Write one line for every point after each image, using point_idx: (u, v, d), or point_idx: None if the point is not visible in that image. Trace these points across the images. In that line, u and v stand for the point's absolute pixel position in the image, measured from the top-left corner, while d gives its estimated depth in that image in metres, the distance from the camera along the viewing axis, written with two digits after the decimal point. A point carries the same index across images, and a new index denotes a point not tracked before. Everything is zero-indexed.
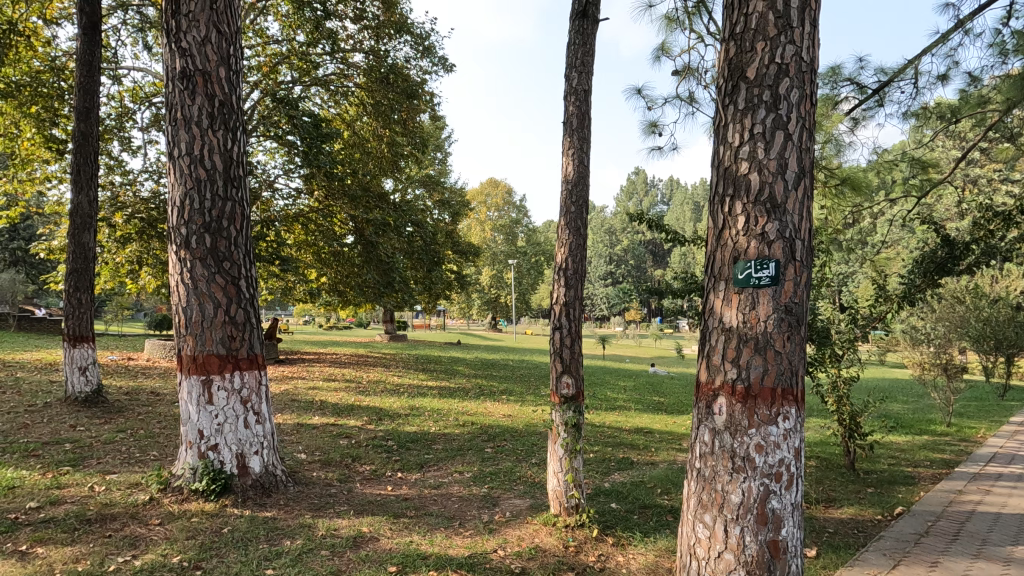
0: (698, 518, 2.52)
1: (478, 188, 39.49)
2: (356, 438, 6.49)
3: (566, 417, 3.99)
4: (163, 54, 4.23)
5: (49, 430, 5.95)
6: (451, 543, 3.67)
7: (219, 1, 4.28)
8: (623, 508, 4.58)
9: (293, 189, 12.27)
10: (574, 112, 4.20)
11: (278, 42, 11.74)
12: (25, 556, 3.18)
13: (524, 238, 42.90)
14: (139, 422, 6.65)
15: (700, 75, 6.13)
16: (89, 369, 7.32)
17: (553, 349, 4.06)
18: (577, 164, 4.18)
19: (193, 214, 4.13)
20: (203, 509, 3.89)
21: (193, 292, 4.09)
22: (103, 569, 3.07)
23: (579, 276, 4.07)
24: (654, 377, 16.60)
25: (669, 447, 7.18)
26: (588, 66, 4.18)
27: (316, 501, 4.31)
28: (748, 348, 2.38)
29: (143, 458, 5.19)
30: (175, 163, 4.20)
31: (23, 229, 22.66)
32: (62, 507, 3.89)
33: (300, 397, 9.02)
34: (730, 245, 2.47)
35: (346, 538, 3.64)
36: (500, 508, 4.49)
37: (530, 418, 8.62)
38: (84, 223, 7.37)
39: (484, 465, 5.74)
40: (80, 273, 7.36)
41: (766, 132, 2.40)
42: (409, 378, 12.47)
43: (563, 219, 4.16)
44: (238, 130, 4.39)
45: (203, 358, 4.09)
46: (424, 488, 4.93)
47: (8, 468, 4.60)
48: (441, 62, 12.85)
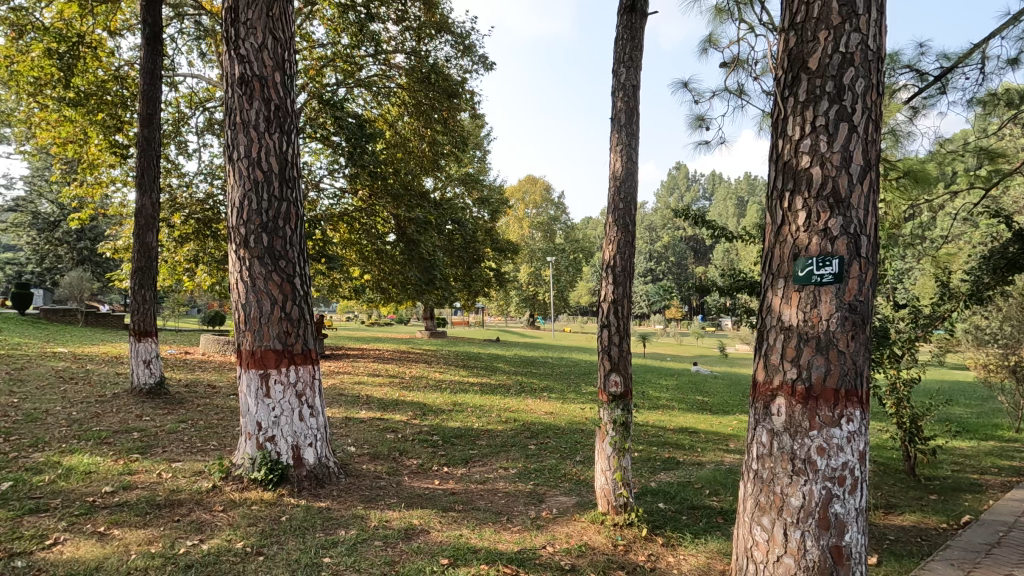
0: (755, 521, 2.47)
1: (517, 185, 39.56)
2: (402, 433, 6.63)
3: (614, 416, 3.97)
4: (223, 61, 4.40)
5: (118, 420, 6.31)
6: (500, 538, 3.71)
7: (275, 9, 4.43)
8: (671, 508, 4.52)
9: (337, 189, 12.59)
10: (621, 107, 4.15)
11: (323, 45, 12.03)
12: (104, 537, 3.39)
13: (563, 235, 42.63)
14: (198, 413, 6.97)
15: (749, 66, 5.95)
16: (153, 362, 7.74)
17: (601, 347, 4.04)
18: (625, 160, 4.14)
19: (251, 215, 4.30)
20: (262, 498, 4.06)
21: (251, 290, 4.26)
22: (174, 552, 3.25)
23: (627, 273, 4.03)
24: (697, 376, 16.24)
25: (717, 448, 7.00)
26: (637, 60, 4.13)
27: (367, 493, 4.43)
28: (809, 347, 2.31)
29: (204, 448, 5.44)
30: (234, 165, 4.37)
31: (89, 231, 23.77)
32: (134, 492, 4.13)
33: (347, 392, 9.29)
34: (790, 241, 2.41)
35: (398, 529, 3.73)
36: (547, 505, 4.50)
37: (572, 416, 8.60)
38: (148, 223, 7.77)
39: (528, 462, 5.76)
40: (144, 271, 7.75)
41: (829, 124, 2.32)
42: (450, 375, 12.61)
43: (611, 217, 4.13)
44: (292, 133, 4.54)
45: (261, 352, 4.26)
46: (471, 483, 4.99)
47: (83, 454, 4.91)
48: (481, 61, 12.89)
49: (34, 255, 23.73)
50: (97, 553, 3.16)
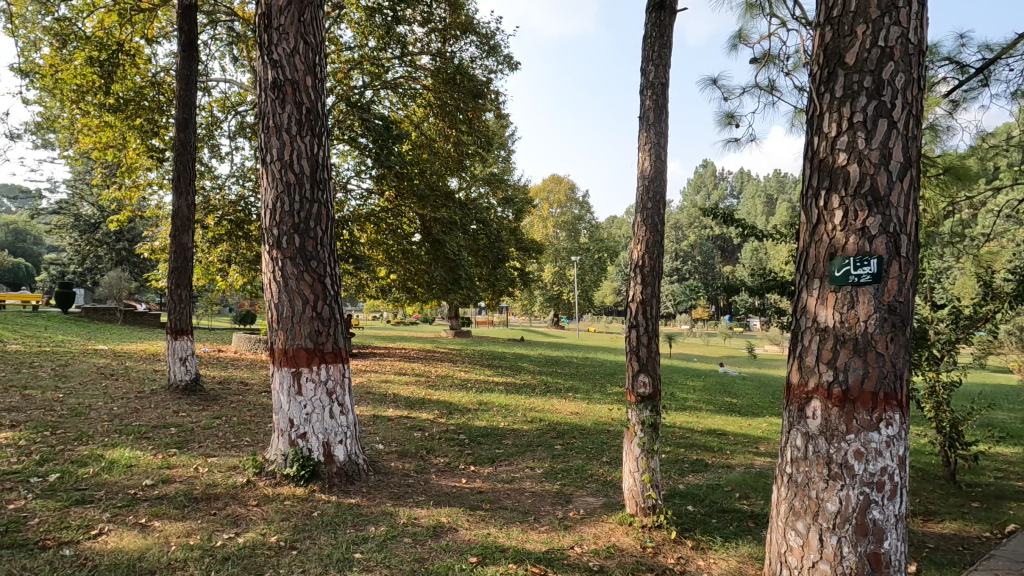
0: (790, 525, 2.42)
1: (541, 184, 39.57)
2: (429, 431, 6.69)
3: (643, 417, 3.94)
4: (256, 66, 4.50)
5: (156, 415, 6.53)
6: (528, 538, 3.73)
7: (306, 13, 4.51)
8: (700, 511, 4.46)
9: (364, 190, 12.77)
10: (650, 105, 4.11)
11: (351, 48, 12.19)
12: (145, 528, 3.51)
13: (587, 234, 42.48)
14: (231, 410, 7.16)
15: (781, 61, 5.83)
16: (189, 360, 7.97)
17: (629, 347, 4.01)
18: (654, 160, 4.10)
19: (284, 216, 4.39)
20: (294, 493, 4.15)
21: (284, 289, 4.36)
22: (212, 544, 3.35)
23: (655, 273, 3.99)
24: (725, 377, 15.98)
25: (747, 451, 6.90)
26: (665, 58, 4.09)
27: (396, 490, 4.49)
28: (845, 349, 2.26)
29: (239, 444, 5.58)
30: (267, 168, 4.47)
31: (128, 232, 24.59)
32: (172, 485, 4.27)
33: (375, 390, 9.42)
34: (826, 241, 2.35)
35: (427, 527, 3.77)
36: (574, 505, 4.50)
37: (598, 416, 8.56)
38: (184, 225, 8.00)
39: (555, 462, 5.76)
40: (180, 271, 7.99)
41: (867, 120, 2.26)
42: (476, 374, 12.68)
43: (639, 216, 4.10)
44: (323, 135, 4.63)
45: (293, 350, 4.35)
46: (498, 482, 5.01)
47: (125, 448, 5.09)
48: (506, 61, 12.92)
49: (77, 256, 24.64)
50: (139, 544, 3.27)
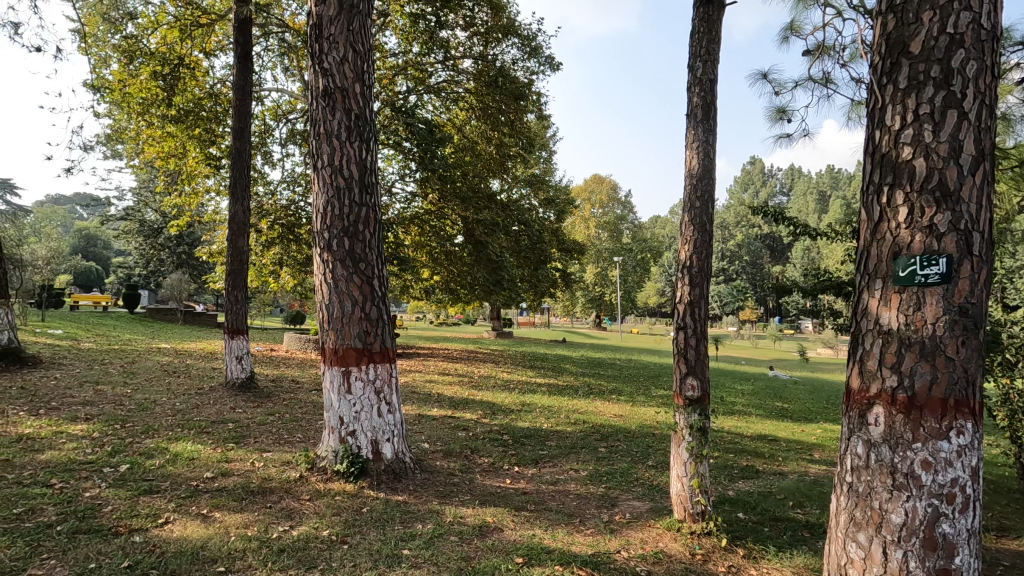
0: (850, 536, 2.33)
1: (583, 185, 39.45)
2: (473, 431, 6.74)
3: (691, 420, 3.86)
4: (308, 75, 4.65)
5: (215, 411, 6.84)
6: (573, 540, 3.70)
7: (355, 23, 4.63)
8: (752, 519, 4.32)
9: (408, 193, 13.02)
10: (698, 102, 4.02)
11: (395, 54, 12.43)
12: (207, 518, 3.69)
13: (630, 235, 42.04)
14: (284, 407, 7.43)
15: (836, 53, 5.60)
16: (244, 358, 8.31)
17: (676, 350, 3.94)
18: (702, 157, 4.00)
19: (334, 220, 4.53)
20: (344, 489, 4.27)
21: (334, 291, 4.49)
22: (269, 536, 3.48)
23: (704, 274, 3.90)
24: (775, 381, 15.44)
25: (800, 458, 6.64)
26: (714, 53, 3.99)
27: (442, 489, 4.56)
28: (912, 353, 2.14)
29: (291, 440, 5.79)
30: (318, 173, 4.61)
31: (188, 237, 25.94)
32: (231, 478, 4.47)
33: (419, 390, 9.58)
34: (889, 239, 2.24)
35: (472, 526, 3.81)
36: (620, 509, 4.45)
37: (643, 419, 8.43)
38: (240, 229, 8.35)
39: (599, 465, 5.70)
40: (236, 273, 8.33)
41: (934, 112, 2.14)
42: (518, 375, 12.71)
43: (687, 215, 4.01)
44: (371, 140, 4.74)
45: (343, 350, 4.47)
46: (542, 484, 5.00)
47: (187, 442, 5.36)
48: (548, 62, 12.92)
49: (141, 259, 26.10)
50: (202, 534, 3.44)
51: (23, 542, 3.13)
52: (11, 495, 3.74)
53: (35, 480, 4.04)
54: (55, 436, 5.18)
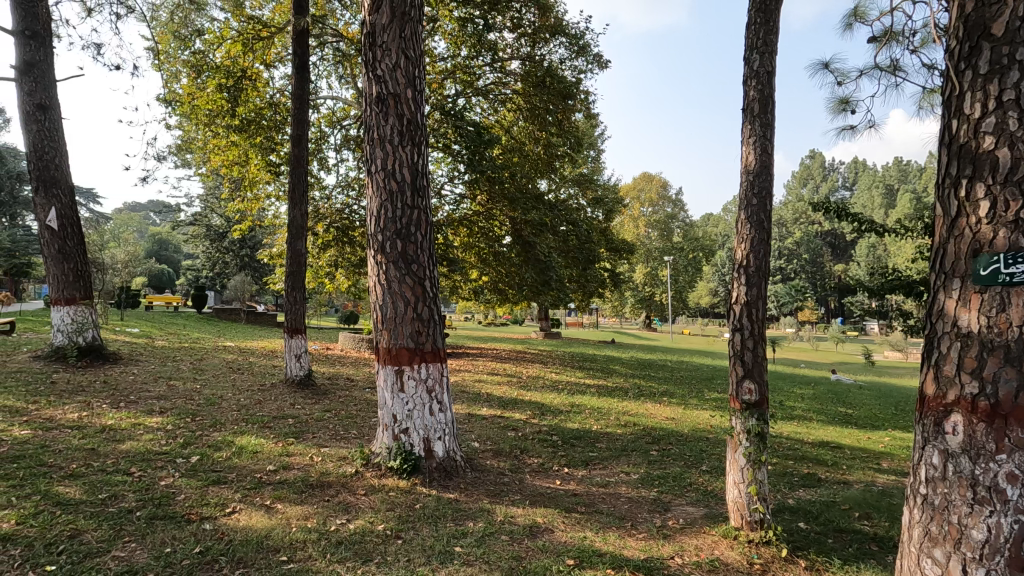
0: (925, 552, 2.20)
1: (632, 183, 39.36)
2: (523, 432, 6.76)
3: (749, 425, 3.72)
4: (362, 83, 4.79)
5: (276, 407, 7.15)
6: (625, 544, 3.66)
7: (406, 30, 4.74)
8: (814, 529, 4.13)
9: (457, 195, 13.21)
10: (755, 96, 3.88)
11: (444, 58, 12.62)
12: (270, 509, 3.86)
13: (681, 234, 41.14)
14: (340, 404, 7.68)
15: (905, 38, 5.29)
16: (303, 356, 8.66)
17: (733, 353, 3.83)
18: (760, 153, 3.86)
19: (387, 222, 4.65)
20: (398, 485, 4.37)
21: (388, 292, 4.61)
22: (327, 528, 3.61)
23: (762, 273, 3.76)
24: (838, 385, 14.70)
25: (867, 467, 6.29)
26: (772, 45, 3.85)
27: (493, 488, 4.59)
28: (994, 358, 1.99)
29: (347, 436, 5.98)
30: (372, 177, 4.74)
31: (250, 240, 27.24)
32: (291, 472, 4.67)
33: (469, 390, 9.69)
34: (968, 235, 2.09)
35: (523, 526, 3.82)
36: (672, 514, 4.35)
37: (696, 422, 8.22)
38: (298, 232, 8.69)
39: (651, 468, 5.60)
40: (295, 275, 8.67)
41: (1020, 97, 1.98)
42: (566, 376, 12.65)
43: (743, 213, 3.88)
44: (423, 144, 4.84)
45: (396, 349, 4.59)
46: (592, 486, 4.96)
47: (251, 436, 5.63)
48: (596, 60, 12.81)
49: (208, 262, 27.63)
50: (266, 523, 3.61)
51: (107, 526, 3.38)
52: (96, 481, 4.04)
53: (117, 468, 4.36)
54: (133, 427, 5.56)
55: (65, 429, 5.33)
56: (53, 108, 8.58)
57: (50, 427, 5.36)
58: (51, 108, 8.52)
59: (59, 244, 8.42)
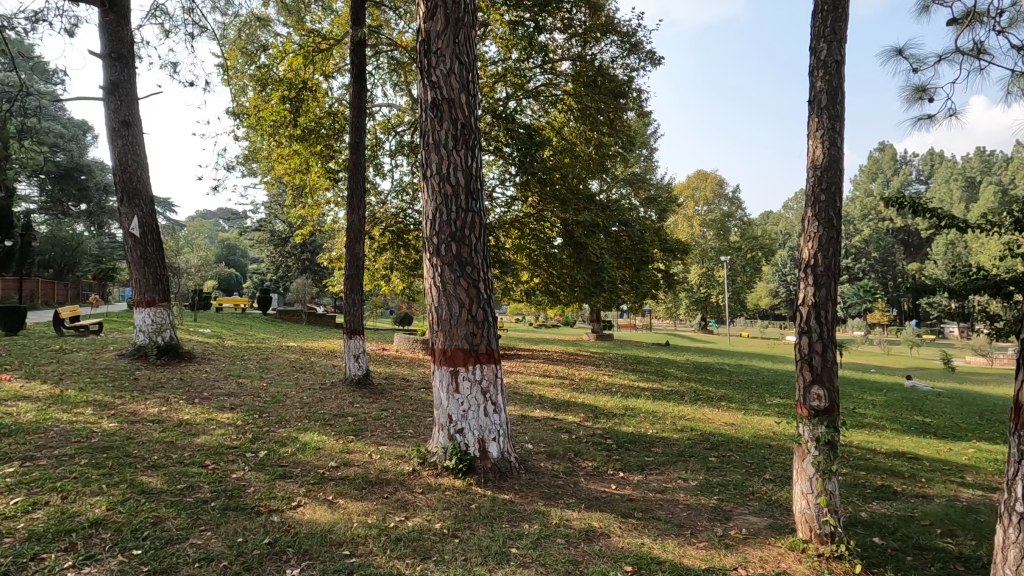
0: None
1: (686, 181, 38.57)
2: (576, 434, 6.71)
3: (818, 433, 3.55)
4: (418, 89, 4.89)
5: (337, 405, 7.41)
6: (685, 553, 3.56)
7: (460, 35, 4.80)
8: (890, 545, 3.88)
9: (508, 197, 13.31)
10: (822, 88, 3.69)
11: (495, 62, 12.72)
12: (333, 504, 4.01)
13: (738, 233, 39.81)
14: (396, 403, 7.87)
15: (990, 18, 4.91)
16: (361, 356, 8.93)
17: (799, 356, 3.66)
18: (828, 147, 3.67)
19: (442, 225, 4.72)
20: (453, 485, 4.43)
21: (443, 294, 4.67)
22: (386, 525, 3.70)
23: (831, 273, 3.57)
24: (914, 392, 13.75)
25: (948, 480, 5.86)
26: (840, 32, 3.66)
27: (547, 490, 4.58)
28: None
29: (403, 435, 6.12)
30: (427, 182, 4.83)
31: (310, 244, 28.38)
32: (351, 468, 4.82)
33: (522, 391, 9.70)
34: None
35: (579, 530, 3.78)
36: (735, 524, 4.20)
37: (757, 428, 7.91)
38: (356, 236, 8.95)
39: (710, 475, 5.42)
40: (354, 278, 8.95)
41: None
42: (620, 378, 12.45)
43: (811, 210, 3.69)
44: (476, 147, 4.88)
45: (451, 351, 4.65)
46: (649, 491, 4.86)
47: (313, 433, 5.86)
48: (649, 57, 12.60)
49: (272, 266, 28.99)
50: (329, 518, 3.74)
51: (185, 514, 3.60)
52: (175, 472, 4.31)
53: (193, 460, 4.64)
54: (207, 422, 5.90)
55: (147, 422, 5.71)
56: (135, 124, 9.24)
57: (135, 420, 5.76)
58: (133, 125, 9.17)
59: (141, 251, 9.05)
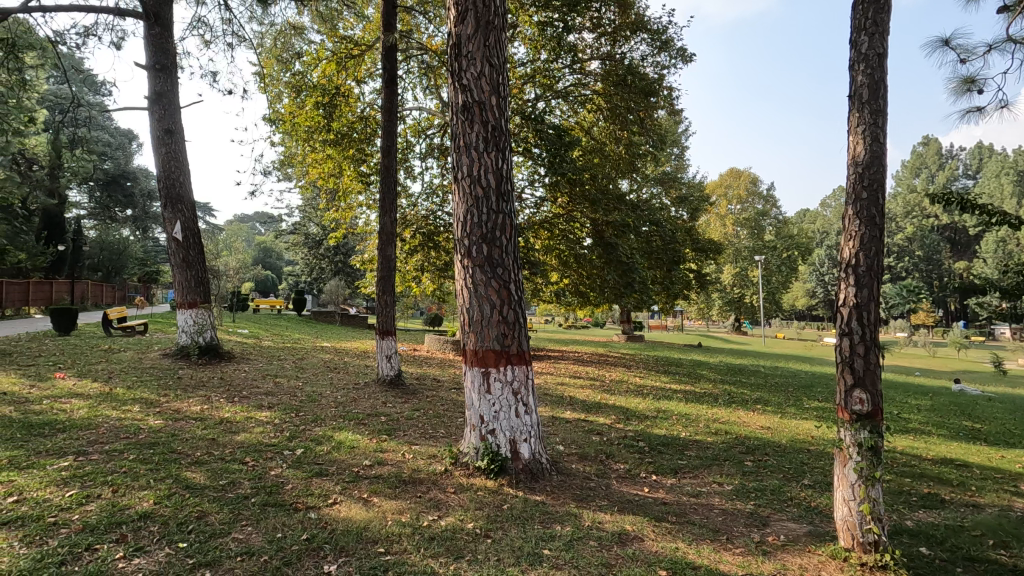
0: None
1: (718, 180, 37.88)
2: (607, 436, 6.66)
3: (860, 438, 3.43)
4: (449, 92, 4.94)
5: (370, 405, 7.53)
6: (721, 558, 3.49)
7: (490, 37, 4.82)
8: (938, 556, 3.73)
9: (537, 198, 13.33)
10: (863, 82, 3.58)
11: (524, 63, 12.74)
12: (368, 502, 4.08)
13: (773, 231, 38.89)
14: (428, 404, 7.96)
15: None
16: (393, 357, 9.06)
17: (840, 358, 3.56)
18: (870, 143, 3.55)
19: (474, 227, 4.75)
20: (485, 485, 4.46)
21: (474, 295, 4.71)
22: (420, 524, 3.75)
23: (874, 273, 3.45)
24: (963, 397, 13.15)
25: (1000, 489, 5.60)
26: (883, 24, 3.54)
27: (579, 492, 4.56)
28: None
29: (435, 435, 6.18)
30: (459, 184, 4.87)
31: (343, 247, 28.90)
32: (385, 467, 4.89)
33: (552, 392, 9.68)
34: None
35: (612, 533, 3.76)
36: (772, 530, 4.10)
37: (795, 432, 7.71)
38: (388, 239, 9.08)
39: (746, 480, 5.31)
40: (386, 279, 9.09)
41: None
42: (651, 380, 12.30)
43: (852, 208, 3.58)
44: (507, 149, 4.90)
45: (483, 352, 4.68)
46: (683, 495, 4.79)
47: (348, 432, 5.98)
48: (680, 54, 12.42)
49: (307, 268, 29.66)
50: (364, 516, 3.81)
51: (227, 509, 3.71)
52: (217, 468, 4.46)
53: (234, 457, 4.79)
54: (247, 420, 6.08)
55: (191, 420, 5.93)
56: (178, 132, 9.59)
57: (179, 418, 5.98)
58: (176, 133, 9.52)
59: (183, 254, 9.40)
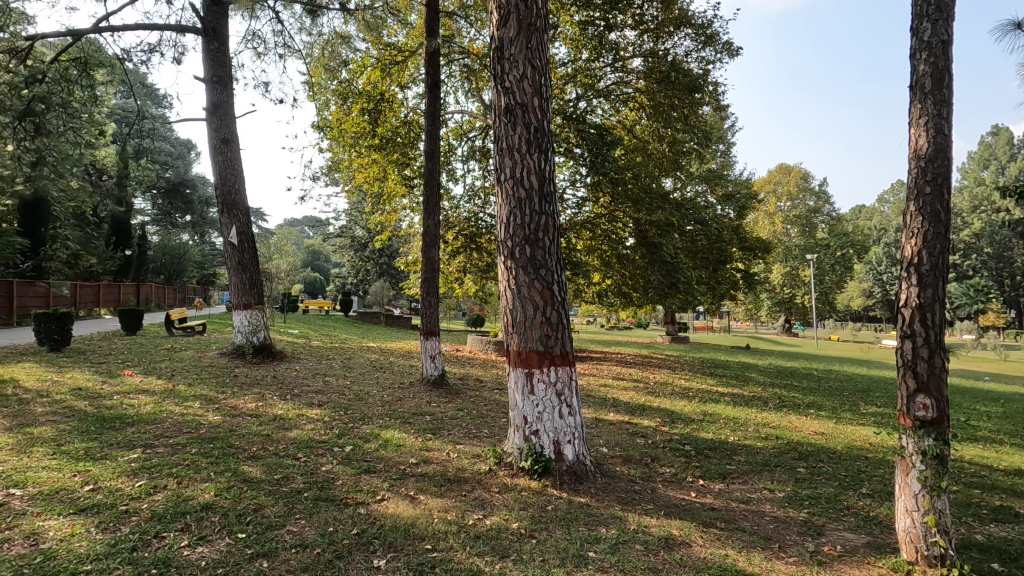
0: None
1: (766, 177, 36.68)
2: (652, 439, 6.56)
3: (924, 446, 3.27)
4: (492, 95, 4.99)
5: (415, 404, 7.67)
6: (773, 567, 3.39)
7: (532, 40, 4.84)
8: (1012, 573, 3.50)
9: (579, 198, 13.27)
10: (926, 70, 3.40)
11: (565, 63, 12.71)
12: (414, 499, 4.16)
13: (826, 229, 37.35)
14: (471, 404, 8.03)
15: None
16: (437, 357, 9.19)
17: (900, 361, 3.40)
18: (933, 135, 3.37)
19: (517, 228, 4.77)
20: (529, 485, 4.47)
21: (517, 296, 4.73)
22: (466, 522, 3.80)
23: (938, 272, 3.27)
24: None
25: None
26: (948, 10, 3.35)
27: (624, 495, 4.52)
28: None
29: (479, 435, 6.24)
30: (502, 186, 4.91)
31: (388, 249, 29.51)
32: (431, 466, 4.98)
33: (595, 394, 9.60)
34: None
35: (659, 537, 3.70)
36: (827, 539, 3.95)
37: (851, 439, 7.38)
38: (431, 241, 9.23)
39: (799, 487, 5.12)
40: (430, 280, 9.24)
41: None
42: (697, 382, 12.03)
43: (914, 204, 3.41)
44: (549, 150, 4.90)
45: (526, 352, 4.70)
46: (731, 501, 4.67)
47: (395, 430, 6.11)
48: (726, 48, 12.11)
49: (353, 269, 30.44)
50: (412, 512, 3.89)
51: (282, 503, 3.86)
52: (272, 463, 4.65)
53: (288, 453, 4.98)
54: (299, 417, 6.31)
55: (246, 416, 6.19)
56: (233, 140, 10.03)
57: (236, 414, 6.26)
58: (232, 141, 9.96)
59: (238, 257, 9.83)
